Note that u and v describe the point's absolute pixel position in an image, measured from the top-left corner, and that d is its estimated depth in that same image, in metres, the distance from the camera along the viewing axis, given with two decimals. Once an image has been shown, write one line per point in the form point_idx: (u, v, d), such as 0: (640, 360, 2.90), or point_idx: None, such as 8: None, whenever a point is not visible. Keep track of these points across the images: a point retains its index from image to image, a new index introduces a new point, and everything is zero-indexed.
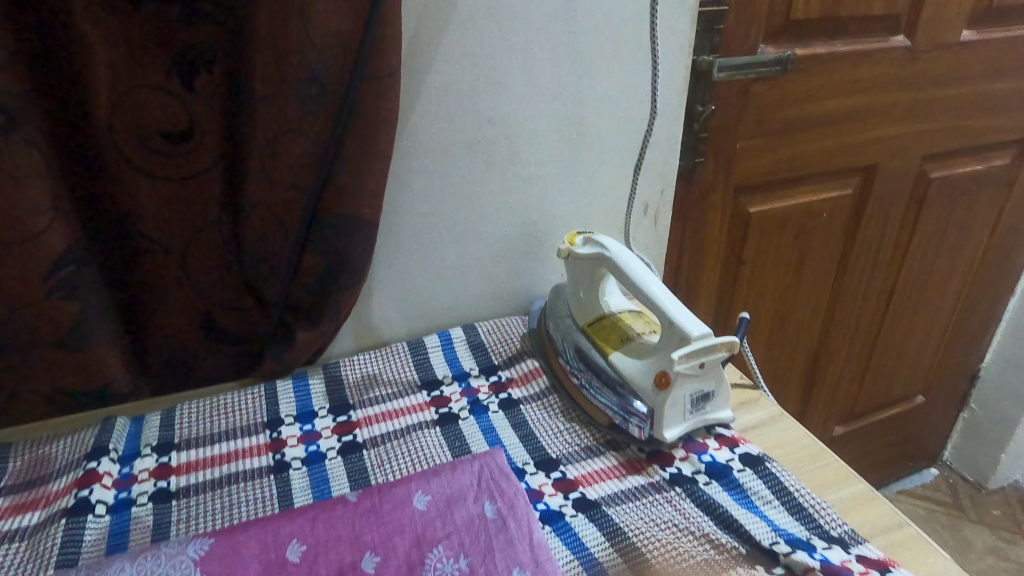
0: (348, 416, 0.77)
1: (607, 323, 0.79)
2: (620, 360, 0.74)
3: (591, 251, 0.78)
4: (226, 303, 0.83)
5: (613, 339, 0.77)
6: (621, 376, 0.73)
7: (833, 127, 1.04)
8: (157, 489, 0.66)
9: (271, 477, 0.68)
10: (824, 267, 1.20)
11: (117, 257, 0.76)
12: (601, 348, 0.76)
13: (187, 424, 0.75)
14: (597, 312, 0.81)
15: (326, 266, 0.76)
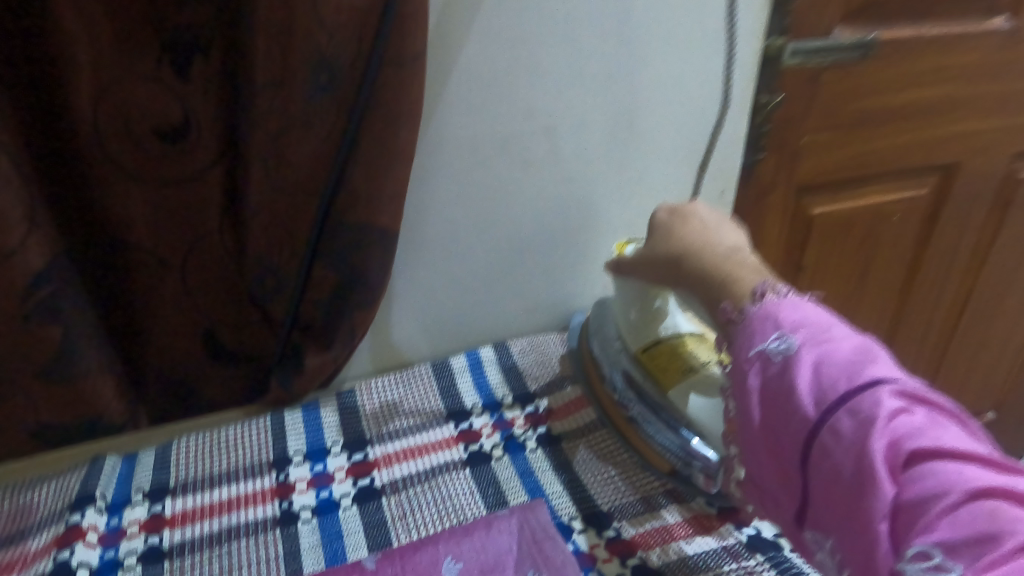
0: (364, 454, 0.67)
1: (664, 348, 0.66)
2: (682, 399, 0.62)
3: None
4: (233, 320, 0.73)
5: (672, 371, 0.64)
6: (687, 418, 0.61)
7: (913, 121, 0.89)
8: (148, 548, 0.57)
9: (277, 531, 0.59)
10: (893, 278, 1.05)
11: (108, 269, 0.67)
12: (657, 383, 0.64)
13: (184, 463, 0.65)
14: (652, 334, 0.67)
15: (341, 282, 0.66)
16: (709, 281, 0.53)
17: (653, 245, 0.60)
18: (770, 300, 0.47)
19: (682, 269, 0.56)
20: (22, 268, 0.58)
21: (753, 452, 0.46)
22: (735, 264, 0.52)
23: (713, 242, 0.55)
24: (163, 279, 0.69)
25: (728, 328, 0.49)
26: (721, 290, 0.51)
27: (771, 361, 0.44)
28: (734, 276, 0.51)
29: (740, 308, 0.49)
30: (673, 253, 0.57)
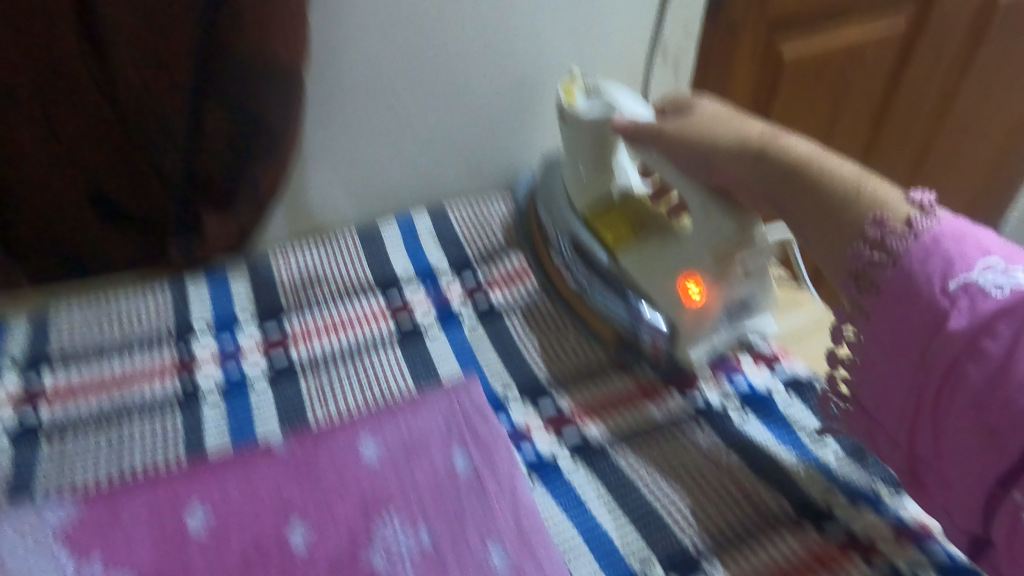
0: (279, 328, 0.59)
1: (616, 208, 0.58)
2: (634, 263, 0.55)
3: (594, 109, 0.55)
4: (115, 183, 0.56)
5: (621, 228, 0.57)
6: (636, 283, 0.55)
7: None
8: (19, 424, 0.51)
9: (175, 408, 0.53)
10: (861, 118, 0.94)
11: None
12: (605, 243, 0.57)
13: (65, 331, 0.57)
14: (603, 194, 0.59)
15: (238, 129, 0.55)
16: (819, 198, 0.42)
17: (709, 134, 0.48)
18: (929, 228, 0.38)
19: (770, 182, 0.45)
20: None
21: (909, 397, 0.38)
22: (851, 171, 0.42)
23: (811, 147, 0.45)
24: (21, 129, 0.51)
25: (865, 270, 0.40)
26: (842, 212, 0.41)
27: (986, 303, 0.35)
28: (860, 185, 0.41)
29: (881, 245, 0.39)
30: (750, 158, 0.46)
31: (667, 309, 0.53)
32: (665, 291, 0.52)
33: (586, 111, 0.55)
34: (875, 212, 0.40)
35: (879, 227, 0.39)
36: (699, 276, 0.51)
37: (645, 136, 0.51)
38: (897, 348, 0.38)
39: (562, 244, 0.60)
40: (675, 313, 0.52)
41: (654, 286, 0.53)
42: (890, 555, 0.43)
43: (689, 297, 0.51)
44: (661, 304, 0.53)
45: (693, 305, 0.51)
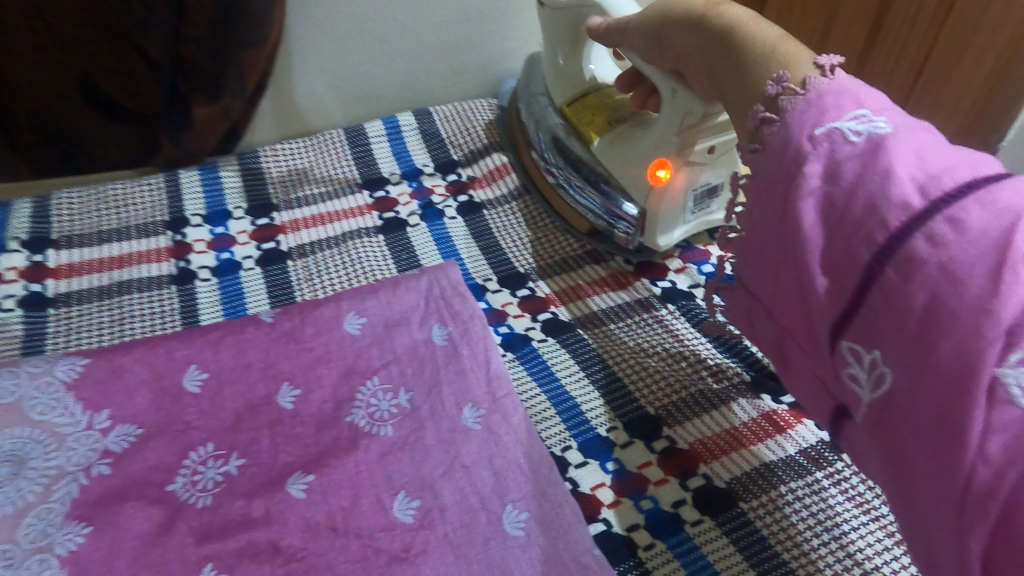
0: (270, 219, 0.62)
1: (592, 99, 0.59)
2: (607, 152, 0.56)
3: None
4: (101, 64, 0.56)
5: (596, 121, 0.58)
6: (608, 175, 0.56)
7: None
8: (28, 293, 0.54)
9: (173, 288, 0.56)
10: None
11: None
12: (583, 136, 0.58)
13: (67, 215, 0.60)
14: (578, 86, 0.60)
15: (220, 11, 0.55)
16: (737, 60, 0.34)
17: (662, 15, 0.41)
18: (829, 85, 0.29)
19: (704, 45, 0.37)
20: None
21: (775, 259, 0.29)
22: (778, 34, 0.33)
23: (749, 11, 0.35)
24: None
25: (758, 130, 0.31)
26: (750, 76, 0.33)
27: (844, 147, 0.27)
28: (772, 48, 0.32)
29: (774, 106, 0.31)
30: (693, 24, 0.38)
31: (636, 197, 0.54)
32: (635, 179, 0.54)
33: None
34: (777, 72, 0.31)
35: (777, 84, 0.31)
36: (666, 159, 0.51)
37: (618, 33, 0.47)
38: (759, 208, 0.30)
39: (540, 139, 0.62)
40: (643, 198, 0.54)
41: (627, 176, 0.55)
42: None
43: (654, 176, 0.52)
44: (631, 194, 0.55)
45: (658, 184, 0.52)
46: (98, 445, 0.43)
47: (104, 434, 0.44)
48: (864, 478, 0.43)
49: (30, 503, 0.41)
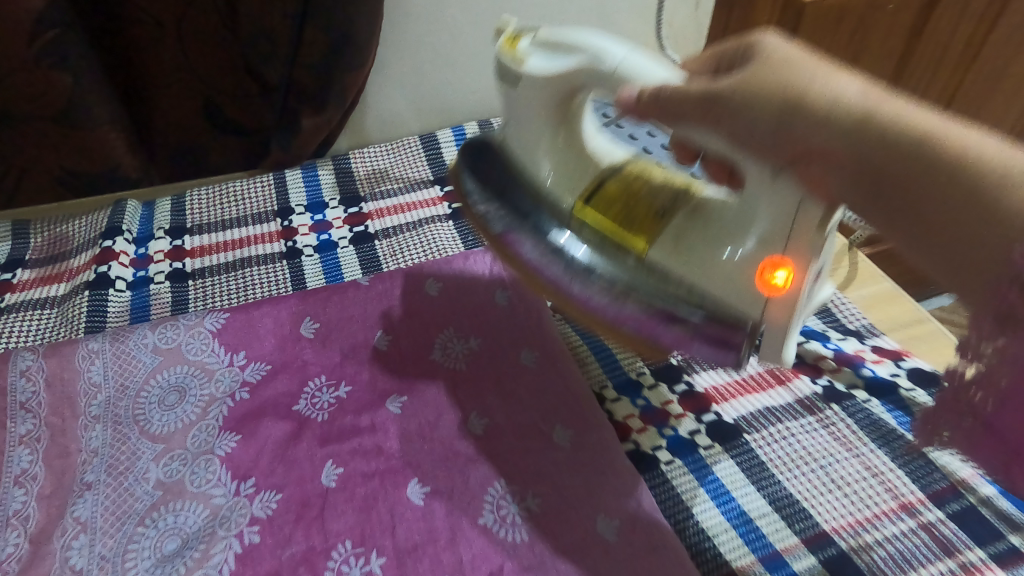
0: (359, 208, 0.74)
1: (612, 185, 0.44)
2: (672, 259, 0.43)
3: (546, 63, 0.42)
4: (225, 91, 0.74)
5: (636, 221, 0.43)
6: (684, 286, 0.41)
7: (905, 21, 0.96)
8: (173, 270, 0.67)
9: (283, 262, 0.68)
10: None
11: (107, 27, 0.68)
12: (621, 241, 0.43)
13: (198, 210, 0.74)
14: (588, 173, 0.45)
15: (330, 44, 0.68)
16: (950, 185, 0.27)
17: (766, 98, 0.33)
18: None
19: (874, 160, 0.30)
20: (23, 6, 0.61)
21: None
22: (999, 149, 0.27)
23: (941, 118, 0.29)
24: (161, 49, 0.69)
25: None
26: (993, 213, 0.26)
27: None
28: (1012, 169, 0.27)
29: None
30: (843, 123, 0.30)
31: (740, 310, 0.41)
32: (747, 291, 0.40)
33: (547, 66, 0.42)
34: None
35: None
36: (785, 257, 0.38)
37: (689, 105, 0.35)
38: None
39: (518, 202, 0.44)
40: (762, 310, 0.40)
41: (725, 284, 0.41)
42: (831, 378, 0.58)
43: (772, 284, 0.39)
44: (720, 311, 0.41)
45: (776, 295, 0.39)
46: (239, 378, 0.55)
47: (243, 370, 0.56)
48: (849, 423, 0.54)
49: (194, 419, 0.53)
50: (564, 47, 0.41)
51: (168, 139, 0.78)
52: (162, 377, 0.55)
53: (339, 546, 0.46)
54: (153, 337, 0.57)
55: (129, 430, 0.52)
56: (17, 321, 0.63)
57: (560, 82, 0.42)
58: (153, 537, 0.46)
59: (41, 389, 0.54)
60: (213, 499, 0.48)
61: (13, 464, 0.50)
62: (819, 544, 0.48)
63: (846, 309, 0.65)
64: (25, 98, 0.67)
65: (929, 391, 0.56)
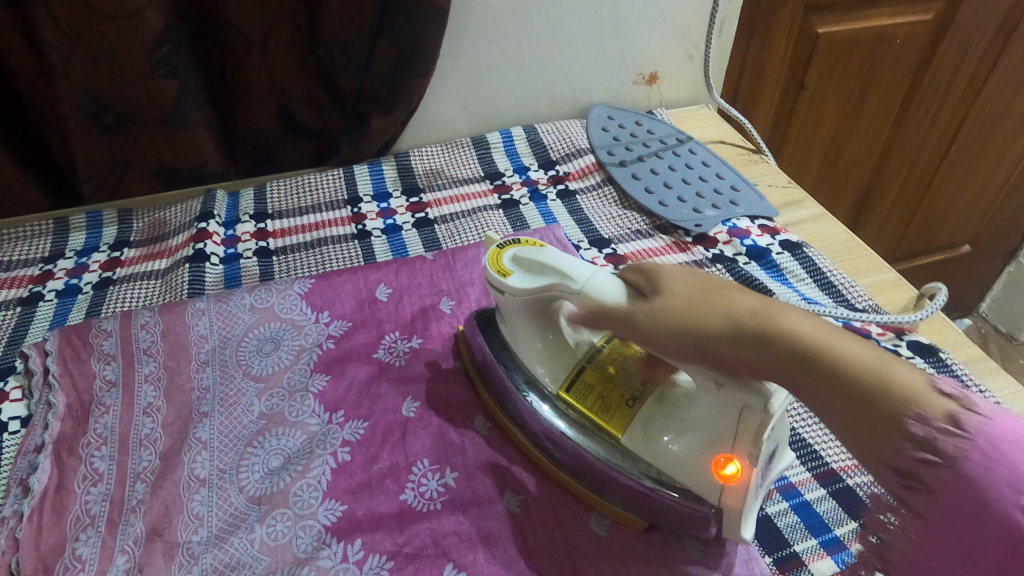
0: (419, 199, 0.85)
1: (589, 373, 0.52)
2: (641, 445, 0.48)
3: (530, 285, 0.50)
4: (303, 98, 0.82)
5: (611, 406, 0.50)
6: (654, 466, 0.47)
7: (909, 47, 1.05)
8: (259, 248, 0.77)
9: (355, 241, 0.78)
10: (869, 131, 1.16)
11: (207, 39, 0.76)
12: (602, 428, 0.50)
13: (277, 199, 0.84)
14: (571, 361, 0.53)
15: (401, 55, 0.77)
16: (831, 391, 0.34)
17: (685, 317, 0.40)
18: (982, 425, 0.29)
19: (777, 364, 0.36)
20: (149, 24, 0.69)
21: (963, 547, 0.29)
22: (869, 357, 0.33)
23: (812, 325, 0.36)
24: (248, 56, 0.77)
25: (915, 470, 0.30)
26: (875, 419, 0.32)
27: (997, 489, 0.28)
28: (880, 371, 0.33)
29: (928, 446, 0.30)
30: (752, 338, 0.37)
31: (703, 496, 0.45)
32: (701, 482, 0.45)
33: (525, 285, 0.50)
34: (911, 407, 0.31)
35: (923, 424, 0.30)
36: (732, 453, 0.43)
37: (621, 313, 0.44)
38: (938, 504, 0.30)
39: (514, 377, 0.54)
40: (716, 498, 0.44)
41: (684, 473, 0.46)
42: None
43: (723, 475, 0.43)
44: (693, 490, 0.46)
45: (731, 483, 0.43)
46: (325, 332, 0.64)
47: (328, 325, 0.64)
48: None
49: (289, 363, 0.61)
50: (537, 268, 0.50)
51: (247, 143, 0.86)
52: (260, 330, 0.64)
53: (418, 464, 0.54)
54: (250, 299, 0.66)
55: (234, 371, 0.60)
56: (128, 288, 0.73)
57: (545, 296, 0.49)
58: (261, 455, 0.54)
59: (159, 339, 0.62)
60: (310, 426, 0.56)
61: (141, 398, 0.58)
62: (832, 479, 0.56)
63: (854, 290, 0.70)
64: (135, 99, 0.75)
65: (928, 359, 0.61)
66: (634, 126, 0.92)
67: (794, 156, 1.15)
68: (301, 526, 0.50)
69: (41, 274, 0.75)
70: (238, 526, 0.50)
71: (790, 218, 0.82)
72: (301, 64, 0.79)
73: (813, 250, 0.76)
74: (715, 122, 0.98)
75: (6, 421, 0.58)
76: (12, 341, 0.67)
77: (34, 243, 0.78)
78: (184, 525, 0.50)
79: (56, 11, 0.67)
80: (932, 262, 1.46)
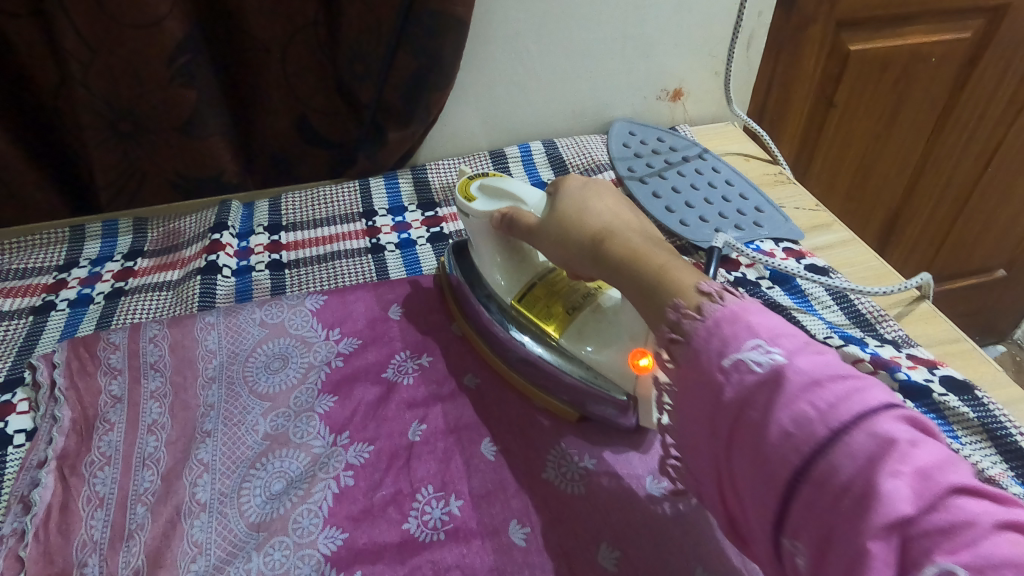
0: (435, 213, 0.84)
1: (538, 289, 0.59)
2: (573, 345, 0.55)
3: (488, 208, 0.57)
4: (321, 109, 0.81)
5: (554, 313, 0.57)
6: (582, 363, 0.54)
7: (947, 63, 1.01)
8: (272, 260, 0.76)
9: (369, 256, 0.77)
10: (902, 150, 1.12)
11: (227, 48, 0.76)
12: (541, 330, 0.57)
13: (293, 211, 0.83)
14: (524, 279, 0.60)
15: (419, 68, 0.76)
16: (633, 285, 0.43)
17: (561, 234, 0.51)
18: (715, 310, 0.37)
19: (605, 273, 0.47)
20: (167, 34, 0.69)
21: (693, 399, 0.37)
22: (667, 261, 0.42)
23: (632, 241, 0.46)
24: (268, 66, 0.77)
25: (679, 324, 0.38)
26: (653, 302, 0.41)
27: (748, 375, 0.34)
28: (663, 272, 0.42)
29: (678, 328, 0.39)
30: (590, 249, 0.48)
31: (620, 385, 0.52)
32: (619, 370, 0.52)
33: (487, 208, 0.57)
34: (675, 298, 0.39)
35: (676, 311, 0.39)
36: (646, 347, 0.50)
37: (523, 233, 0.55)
38: (678, 371, 0.38)
39: (476, 293, 0.61)
40: (631, 386, 0.51)
41: (606, 368, 0.52)
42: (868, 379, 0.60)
43: (638, 366, 0.50)
44: (613, 382, 0.52)
45: (643, 373, 0.50)
46: (335, 350, 0.63)
47: (337, 343, 0.63)
48: None
49: (296, 382, 0.60)
50: (501, 196, 0.57)
51: (265, 153, 0.85)
52: (268, 346, 0.62)
53: (422, 491, 0.52)
54: (260, 313, 0.65)
55: (240, 388, 0.59)
56: (140, 299, 0.72)
57: (495, 218, 0.57)
58: (263, 478, 0.53)
59: (167, 353, 0.61)
60: (313, 448, 0.55)
61: (146, 415, 0.57)
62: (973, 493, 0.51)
63: (884, 321, 0.67)
64: (152, 109, 0.75)
65: (961, 398, 0.58)
66: (656, 142, 0.90)
67: (821, 174, 1.12)
68: (300, 556, 0.48)
69: (54, 282, 0.75)
70: (236, 555, 0.49)
71: (816, 242, 0.79)
72: (320, 75, 0.78)
73: (840, 276, 0.73)
74: (740, 139, 0.95)
75: (12, 433, 0.58)
76: (23, 351, 0.66)
77: (50, 251, 0.79)
78: (182, 553, 0.49)
79: (76, 20, 0.66)
80: (965, 284, 1.40)
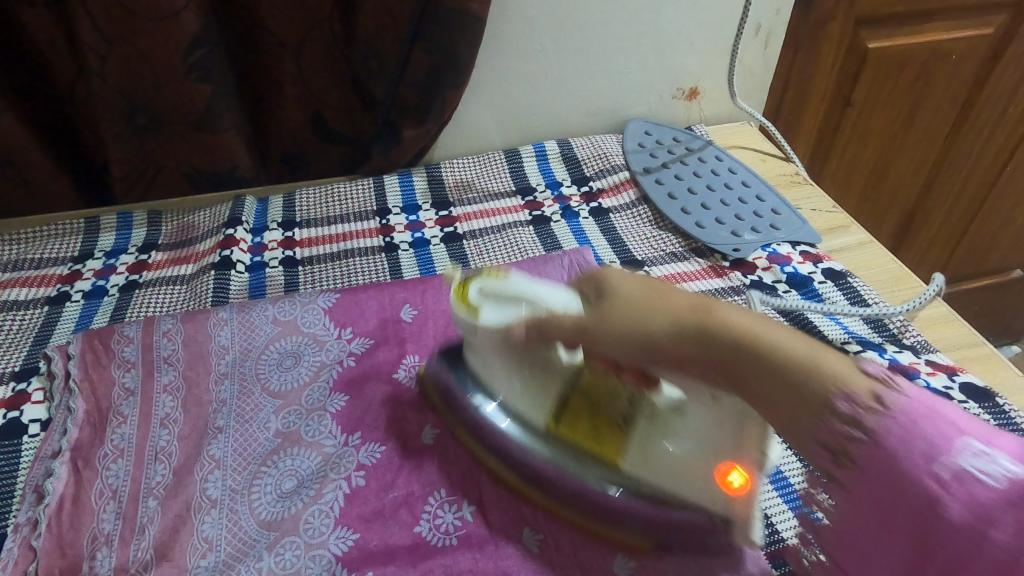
0: (449, 212, 0.83)
1: (574, 402, 0.51)
2: (639, 468, 0.48)
3: (497, 315, 0.50)
4: (335, 105, 0.81)
5: (606, 432, 0.50)
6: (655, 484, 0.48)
7: (966, 65, 1.00)
8: (285, 257, 0.76)
9: (383, 254, 0.77)
10: (917, 153, 1.11)
11: (242, 43, 0.75)
12: (599, 452, 0.50)
13: (306, 207, 0.83)
14: (551, 395, 0.52)
15: (435, 65, 0.75)
16: (774, 377, 0.35)
17: (628, 329, 0.40)
18: (902, 402, 0.31)
19: (713, 368, 0.37)
20: (183, 28, 0.69)
21: (890, 514, 0.31)
22: (798, 343, 0.35)
23: (744, 318, 0.37)
24: (282, 62, 0.76)
25: (858, 418, 0.32)
26: (805, 393, 0.33)
27: (981, 491, 0.28)
28: (814, 359, 0.34)
29: (852, 420, 0.32)
30: (690, 338, 0.37)
31: (709, 505, 0.46)
32: (705, 491, 0.45)
33: (496, 317, 0.50)
34: (841, 387, 0.32)
35: (850, 401, 0.32)
36: (735, 461, 0.43)
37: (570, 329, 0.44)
38: (857, 473, 0.32)
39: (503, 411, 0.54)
40: (725, 508, 0.46)
41: (679, 484, 0.47)
42: None
43: (730, 486, 0.44)
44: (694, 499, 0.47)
45: (739, 494, 0.44)
46: (347, 349, 0.62)
47: (350, 342, 0.63)
48: None
49: (308, 380, 0.60)
50: (505, 299, 0.51)
51: (279, 148, 0.85)
52: (281, 343, 0.62)
53: (434, 494, 0.52)
54: (274, 310, 0.65)
55: (253, 385, 0.59)
56: (154, 293, 0.73)
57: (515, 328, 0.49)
58: (274, 476, 0.53)
59: (180, 347, 0.61)
60: (326, 447, 0.55)
61: (159, 408, 0.57)
62: None
63: (903, 326, 0.66)
64: (167, 103, 0.75)
65: (982, 405, 0.57)
66: (671, 142, 0.89)
67: (836, 176, 1.11)
68: (311, 556, 0.48)
69: (69, 273, 0.76)
70: (247, 553, 0.49)
71: (833, 245, 0.78)
72: (334, 72, 0.78)
73: (857, 280, 0.72)
74: (755, 140, 0.94)
75: (27, 423, 0.58)
76: (38, 340, 0.67)
77: (65, 242, 0.79)
78: (192, 549, 0.49)
79: (94, 12, 0.66)
80: (980, 286, 1.39)
